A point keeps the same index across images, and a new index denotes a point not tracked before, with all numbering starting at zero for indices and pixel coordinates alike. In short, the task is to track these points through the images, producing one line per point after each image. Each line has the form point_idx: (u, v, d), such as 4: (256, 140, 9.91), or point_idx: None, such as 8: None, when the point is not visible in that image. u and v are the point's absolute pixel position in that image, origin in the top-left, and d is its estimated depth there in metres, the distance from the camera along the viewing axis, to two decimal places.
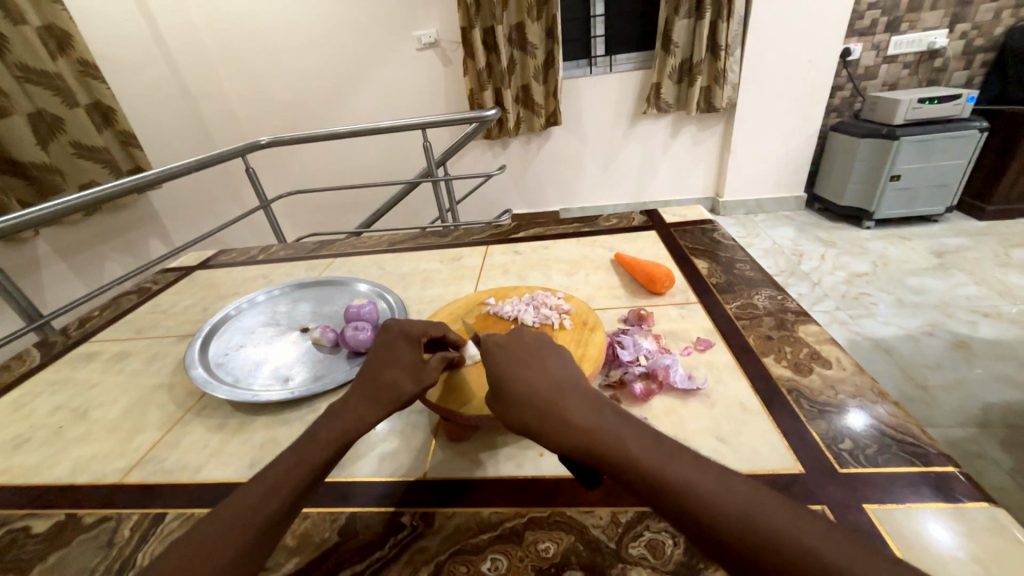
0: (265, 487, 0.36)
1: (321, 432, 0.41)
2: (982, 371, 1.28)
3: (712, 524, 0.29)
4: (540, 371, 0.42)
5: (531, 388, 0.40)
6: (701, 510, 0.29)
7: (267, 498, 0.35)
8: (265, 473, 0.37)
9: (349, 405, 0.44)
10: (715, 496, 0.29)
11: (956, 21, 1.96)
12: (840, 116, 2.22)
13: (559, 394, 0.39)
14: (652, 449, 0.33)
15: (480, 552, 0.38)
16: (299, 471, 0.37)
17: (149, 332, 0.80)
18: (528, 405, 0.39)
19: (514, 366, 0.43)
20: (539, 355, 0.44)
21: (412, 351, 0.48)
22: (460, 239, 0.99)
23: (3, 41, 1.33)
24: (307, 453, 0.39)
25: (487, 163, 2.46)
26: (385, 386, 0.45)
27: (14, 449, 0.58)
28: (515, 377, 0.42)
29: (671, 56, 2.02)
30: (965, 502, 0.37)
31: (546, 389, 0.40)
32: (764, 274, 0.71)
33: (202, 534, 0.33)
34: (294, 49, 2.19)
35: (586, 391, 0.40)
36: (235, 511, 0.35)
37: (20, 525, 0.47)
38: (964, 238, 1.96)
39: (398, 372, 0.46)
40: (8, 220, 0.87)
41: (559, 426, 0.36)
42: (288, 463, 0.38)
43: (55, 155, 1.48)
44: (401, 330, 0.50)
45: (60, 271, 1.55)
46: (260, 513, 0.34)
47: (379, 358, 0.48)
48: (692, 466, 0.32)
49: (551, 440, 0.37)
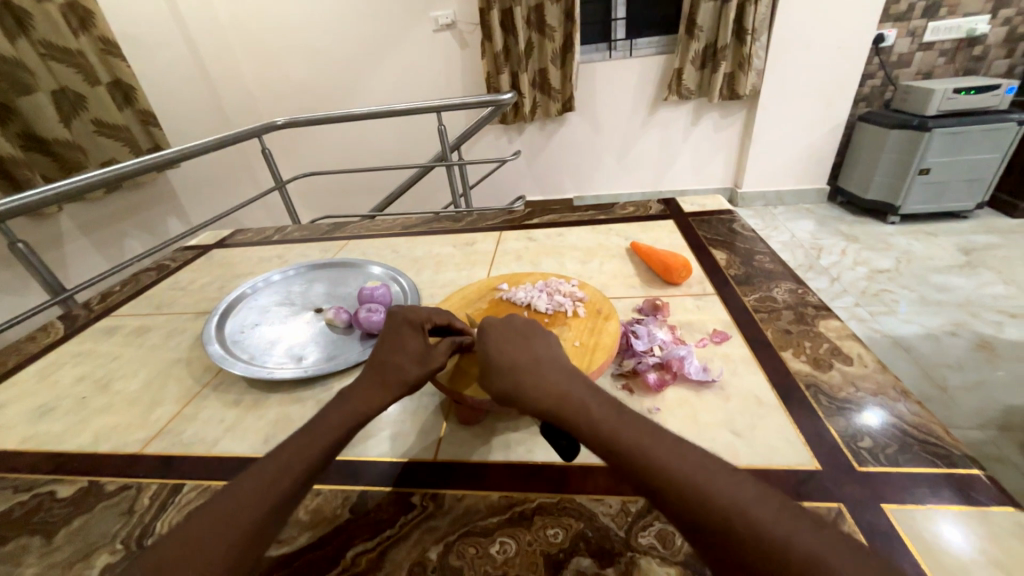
0: (276, 466, 0.37)
1: (331, 414, 0.41)
2: (1005, 374, 1.25)
3: (685, 503, 0.29)
4: (526, 347, 0.43)
5: (524, 367, 0.40)
6: (674, 491, 0.30)
7: (278, 476, 0.36)
8: (275, 452, 0.38)
9: (356, 391, 0.44)
10: (693, 478, 0.30)
11: (1000, 6, 1.86)
12: (869, 106, 2.13)
13: (548, 372, 0.40)
14: (633, 430, 0.34)
15: (489, 534, 0.38)
16: (310, 452, 0.38)
17: (168, 308, 0.82)
18: (518, 381, 0.39)
19: (505, 344, 0.43)
20: (532, 336, 0.44)
21: (415, 338, 0.48)
22: (474, 224, 0.99)
23: (26, 18, 1.35)
24: (317, 434, 0.39)
25: (502, 148, 2.43)
26: (390, 372, 0.45)
27: (40, 416, 0.60)
28: (506, 354, 0.42)
29: (695, 40, 1.95)
30: (989, 505, 0.36)
31: (536, 368, 0.40)
32: (784, 267, 0.69)
33: (214, 509, 0.34)
34: (311, 30, 2.18)
35: (576, 373, 0.40)
36: (247, 488, 0.35)
37: (46, 489, 0.49)
38: (994, 236, 1.88)
39: (403, 359, 0.46)
40: (33, 195, 0.89)
41: (547, 405, 0.37)
42: (298, 443, 0.39)
43: (77, 132, 1.50)
44: (404, 317, 0.50)
45: (83, 247, 1.58)
46: (272, 492, 0.35)
47: (384, 344, 0.49)
48: (672, 449, 0.32)
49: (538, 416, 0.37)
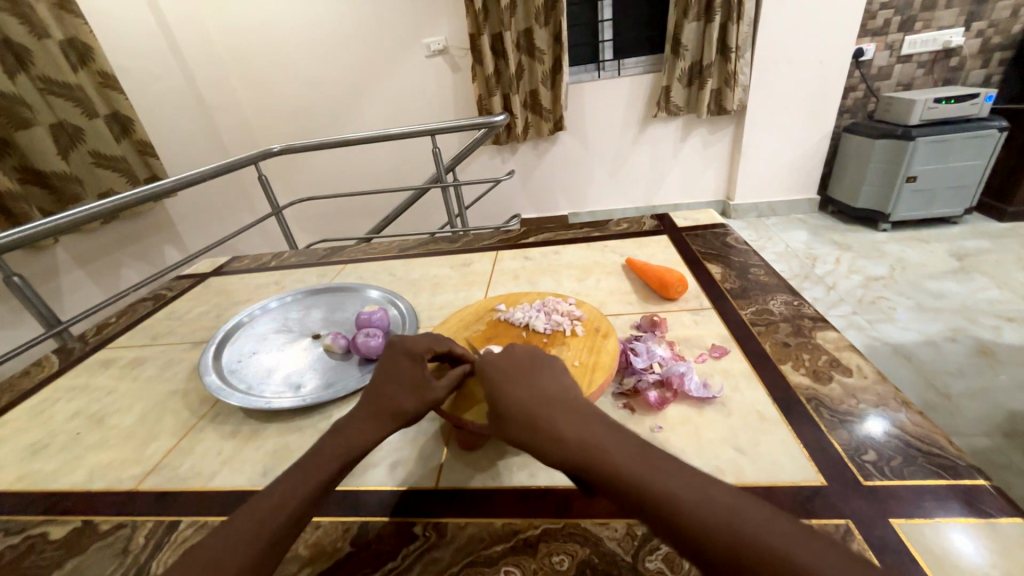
0: (271, 501, 0.36)
1: (327, 446, 0.41)
2: (1005, 378, 1.25)
3: (694, 533, 0.28)
4: (530, 384, 0.42)
5: (529, 407, 0.39)
6: (683, 521, 0.29)
7: (273, 511, 0.35)
8: (270, 488, 0.37)
9: (354, 421, 0.44)
10: (701, 508, 0.29)
11: (972, 19, 1.93)
12: (854, 118, 2.19)
13: (548, 406, 0.39)
14: (635, 458, 0.33)
15: (493, 563, 0.37)
16: (304, 486, 0.37)
17: (164, 339, 0.81)
18: (520, 419, 0.39)
19: (505, 383, 0.42)
20: (532, 370, 0.43)
21: (415, 368, 0.47)
22: (470, 244, 0.99)
23: (26, 55, 1.38)
24: (312, 468, 0.39)
25: (496, 168, 2.47)
26: (387, 405, 0.45)
27: (33, 454, 0.59)
28: (505, 393, 0.41)
29: (681, 59, 2.01)
30: (997, 516, 0.36)
31: (541, 408, 0.39)
32: (779, 279, 0.70)
33: (207, 551, 0.33)
34: (307, 59, 2.23)
35: (576, 404, 0.39)
36: (241, 526, 0.34)
37: (38, 531, 0.47)
38: (984, 241, 1.91)
39: (400, 392, 0.46)
40: (30, 228, 0.89)
41: (549, 441, 0.36)
42: (293, 478, 0.38)
43: (75, 164, 1.51)
44: (404, 347, 0.48)
45: (79, 279, 1.58)
46: (267, 527, 0.34)
47: (383, 374, 0.48)
48: (678, 477, 0.31)
49: (544, 455, 0.36)
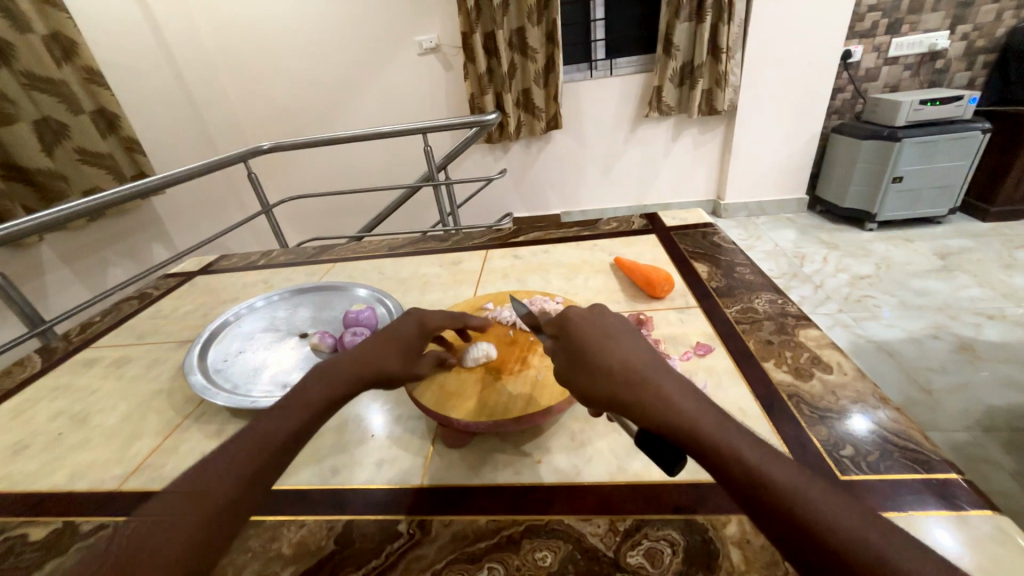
0: (231, 457, 0.35)
1: (283, 407, 0.39)
2: (987, 374, 1.27)
3: (805, 526, 0.26)
4: (628, 345, 0.38)
5: (627, 366, 0.36)
6: (804, 520, 0.26)
7: (225, 476, 0.34)
8: (221, 453, 0.35)
9: (330, 372, 0.43)
10: (830, 512, 0.26)
11: (957, 22, 1.96)
12: (842, 118, 2.21)
13: (651, 371, 0.35)
14: (753, 445, 0.30)
15: (476, 561, 0.37)
16: (266, 442, 0.36)
17: (150, 338, 0.81)
18: (618, 379, 0.35)
19: (603, 340, 0.39)
20: (629, 332, 0.40)
21: (415, 341, 0.50)
22: (460, 243, 0.99)
23: (9, 49, 1.35)
24: (265, 430, 0.37)
25: (488, 167, 2.47)
26: (374, 361, 0.45)
27: (14, 454, 0.58)
28: (604, 350, 0.38)
29: (672, 59, 2.02)
30: (968, 509, 0.36)
31: (640, 368, 0.36)
32: (764, 278, 0.71)
33: (156, 523, 0.31)
34: (297, 56, 2.21)
35: (681, 374, 0.36)
36: (191, 494, 0.33)
37: (18, 533, 0.47)
38: (967, 240, 1.95)
39: (391, 353, 0.47)
40: (12, 225, 0.87)
41: (654, 405, 0.33)
42: (245, 442, 0.36)
43: (60, 161, 1.48)
44: (420, 318, 0.52)
45: (64, 277, 1.56)
46: (228, 483, 0.33)
47: (384, 334, 0.49)
48: (801, 475, 0.28)
49: (642, 417, 0.33)
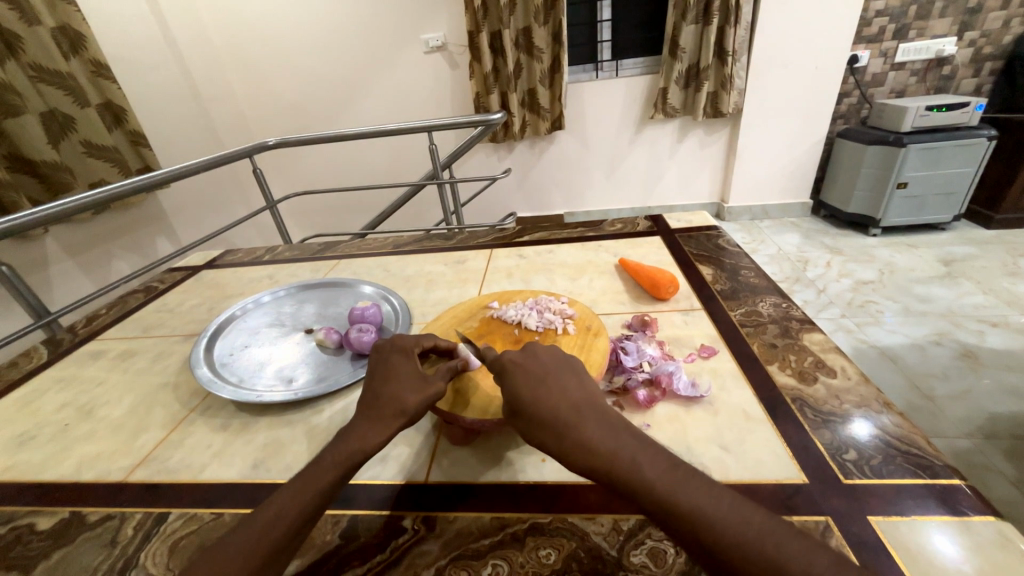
0: (270, 512, 0.36)
1: (322, 461, 0.40)
2: (990, 382, 1.27)
3: (715, 545, 0.30)
4: (555, 386, 0.41)
5: (553, 409, 0.39)
6: (713, 538, 0.30)
7: (268, 526, 0.35)
8: (268, 501, 0.37)
9: (356, 427, 0.43)
10: (732, 526, 0.30)
11: (965, 28, 1.95)
12: (847, 123, 2.21)
13: (574, 412, 0.39)
14: (665, 472, 0.34)
15: (481, 557, 0.38)
16: (304, 495, 0.37)
17: (155, 331, 0.81)
18: (549, 425, 0.38)
19: (529, 384, 0.41)
20: (554, 372, 0.43)
21: (408, 363, 0.48)
22: (465, 241, 1.00)
23: (17, 41, 1.36)
24: (310, 479, 0.38)
25: (492, 166, 2.47)
26: (391, 401, 0.44)
27: (20, 445, 0.59)
28: (532, 395, 0.40)
29: (678, 61, 2.02)
30: (971, 515, 0.37)
31: (566, 410, 0.39)
32: (768, 281, 0.71)
33: (202, 565, 0.33)
34: (303, 53, 2.22)
35: (602, 411, 0.39)
36: (236, 538, 0.35)
37: (25, 522, 0.47)
38: (972, 247, 1.94)
39: (401, 385, 0.46)
40: (20, 217, 0.87)
41: (580, 448, 0.36)
42: (287, 494, 0.37)
43: (66, 153, 1.50)
44: (394, 346, 0.50)
45: (69, 269, 1.56)
46: (268, 536, 0.35)
47: (378, 375, 0.48)
48: (706, 496, 0.32)
49: (573, 460, 0.36)
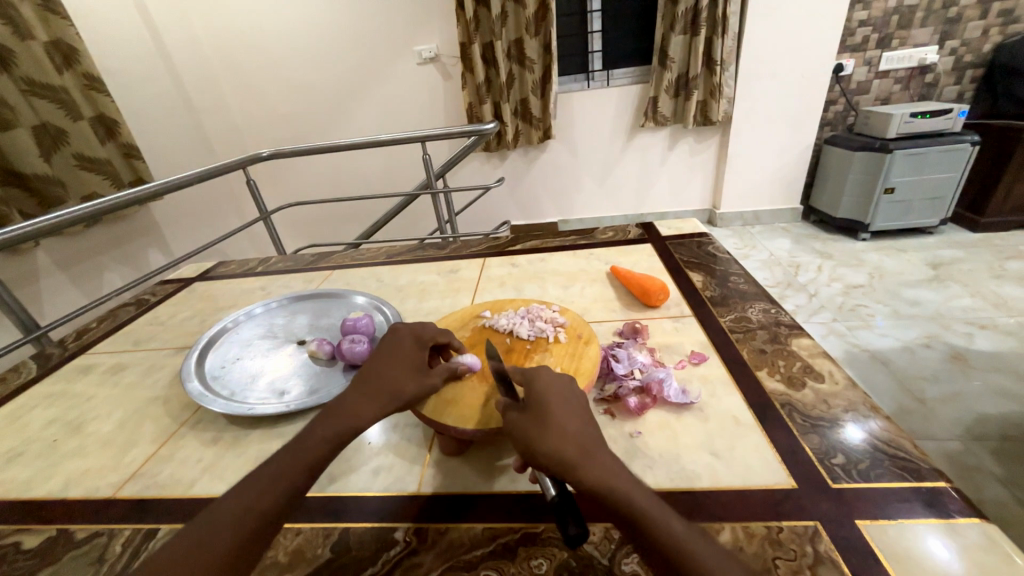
0: (258, 484, 0.37)
1: (312, 435, 0.41)
2: (980, 383, 1.28)
3: None
4: (576, 413, 0.40)
5: (574, 433, 0.38)
6: None
7: (257, 498, 0.36)
8: (220, 501, 0.36)
9: (349, 401, 0.45)
10: None
11: (945, 38, 2.00)
12: (834, 130, 2.25)
13: (592, 443, 0.38)
14: (678, 523, 0.32)
15: (473, 568, 0.38)
16: (294, 469, 0.39)
17: (146, 344, 0.81)
18: (559, 438, 0.37)
19: (554, 404, 0.41)
20: (574, 400, 0.42)
21: (414, 353, 0.52)
22: (458, 251, 1.00)
23: (9, 56, 1.36)
24: (303, 450, 0.40)
25: (486, 175, 2.49)
26: (390, 384, 0.47)
27: (6, 462, 0.58)
28: (556, 415, 0.39)
29: (667, 71, 2.05)
30: (957, 517, 0.37)
31: (585, 439, 0.38)
32: (757, 287, 0.72)
33: (189, 538, 0.33)
34: (297, 65, 2.24)
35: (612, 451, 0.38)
36: (197, 540, 0.33)
37: (11, 541, 0.47)
38: (959, 250, 1.97)
39: (401, 373, 0.49)
40: (11, 231, 0.87)
41: (596, 472, 0.35)
42: (273, 468, 0.38)
43: (58, 166, 1.49)
44: (410, 336, 0.53)
45: (59, 282, 1.55)
46: (257, 506, 0.35)
47: (384, 358, 0.51)
48: (704, 541, 0.31)
49: (574, 476, 0.35)
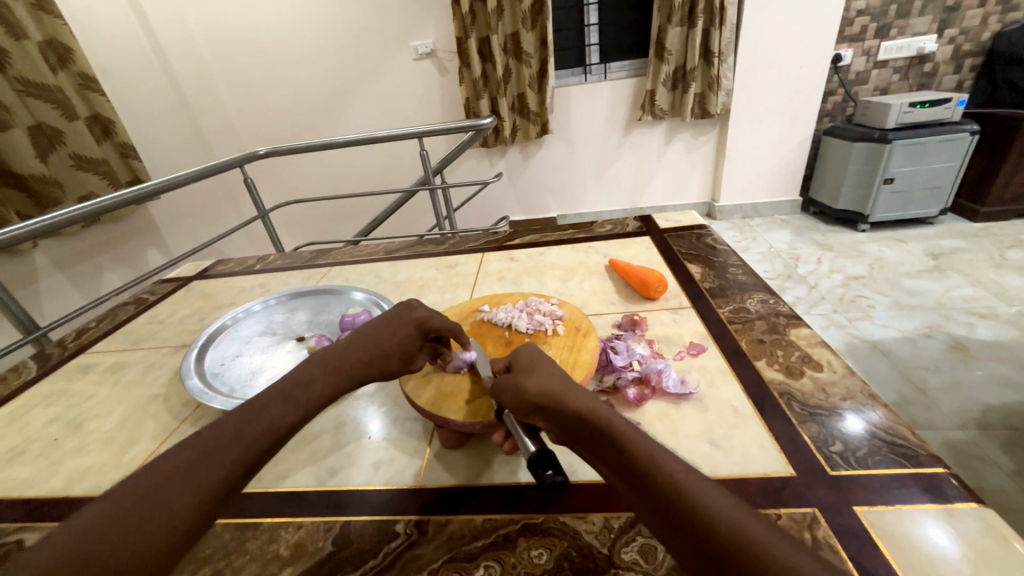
0: (233, 429, 0.36)
1: (291, 396, 0.41)
2: (981, 373, 1.28)
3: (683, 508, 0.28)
4: (556, 370, 0.42)
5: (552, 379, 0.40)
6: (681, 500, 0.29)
7: (232, 443, 0.35)
8: (195, 441, 0.35)
9: (343, 364, 0.45)
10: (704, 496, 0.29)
11: (944, 26, 1.99)
12: (833, 121, 2.25)
13: (568, 385, 0.40)
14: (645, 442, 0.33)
15: (473, 559, 0.38)
16: (273, 422, 0.38)
17: (145, 343, 0.81)
18: (542, 381, 0.40)
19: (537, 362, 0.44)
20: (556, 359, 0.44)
21: (416, 339, 0.50)
22: (457, 246, 1.00)
23: (4, 56, 1.35)
24: (287, 402, 0.40)
25: (484, 171, 2.48)
26: (380, 355, 0.47)
27: (8, 460, 0.58)
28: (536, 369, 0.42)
29: (665, 63, 2.04)
30: (955, 503, 0.37)
31: (560, 381, 0.40)
32: (757, 278, 0.72)
33: (155, 475, 0.32)
34: (293, 62, 2.22)
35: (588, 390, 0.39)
36: (164, 477, 0.32)
37: (13, 538, 0.47)
38: (959, 240, 1.97)
39: (393, 348, 0.48)
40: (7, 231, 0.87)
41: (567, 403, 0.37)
42: (253, 415, 0.38)
43: (55, 166, 1.49)
44: (421, 316, 0.51)
45: (58, 283, 1.55)
46: (233, 454, 0.35)
47: (384, 328, 0.49)
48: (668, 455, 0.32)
49: (551, 409, 0.38)
